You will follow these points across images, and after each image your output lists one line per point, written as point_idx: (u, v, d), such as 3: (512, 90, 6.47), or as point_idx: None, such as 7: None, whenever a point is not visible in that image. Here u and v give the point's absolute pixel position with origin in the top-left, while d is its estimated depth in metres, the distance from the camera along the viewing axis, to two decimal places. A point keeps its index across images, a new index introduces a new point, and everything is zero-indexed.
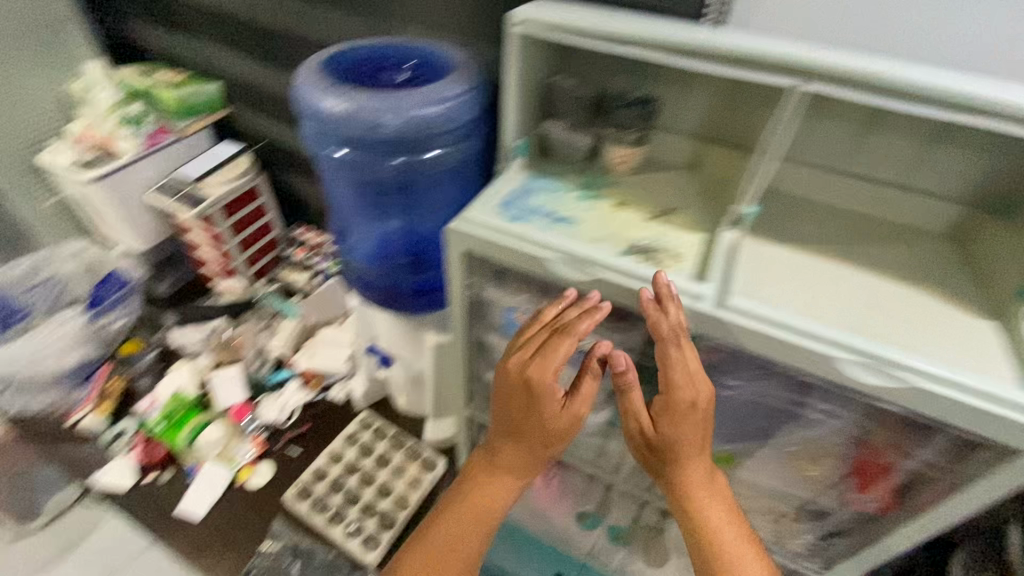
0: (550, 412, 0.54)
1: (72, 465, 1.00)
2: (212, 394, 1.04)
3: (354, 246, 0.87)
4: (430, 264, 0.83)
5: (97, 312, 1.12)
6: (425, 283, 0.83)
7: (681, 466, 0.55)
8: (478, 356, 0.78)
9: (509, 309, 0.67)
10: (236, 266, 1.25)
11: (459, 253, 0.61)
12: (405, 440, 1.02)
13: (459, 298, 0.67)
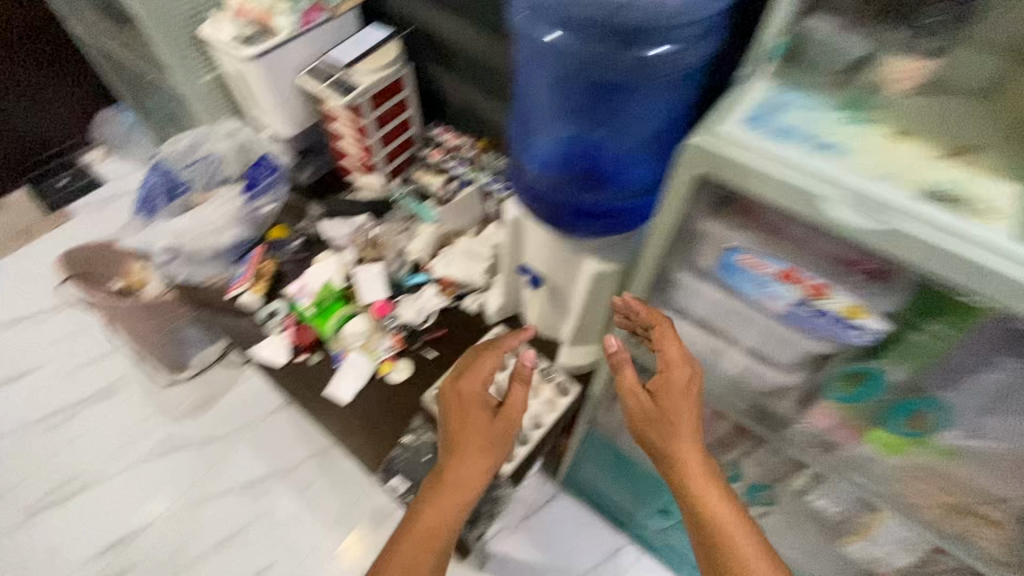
0: (484, 420, 0.73)
1: (234, 336, 1.07)
2: (356, 287, 1.08)
3: (533, 148, 0.80)
4: (611, 184, 0.76)
5: (252, 195, 1.15)
6: (596, 204, 0.76)
7: (675, 443, 0.66)
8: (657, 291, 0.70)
9: (736, 249, 0.55)
10: (375, 162, 1.22)
11: (690, 176, 0.52)
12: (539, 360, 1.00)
13: (670, 227, 0.58)
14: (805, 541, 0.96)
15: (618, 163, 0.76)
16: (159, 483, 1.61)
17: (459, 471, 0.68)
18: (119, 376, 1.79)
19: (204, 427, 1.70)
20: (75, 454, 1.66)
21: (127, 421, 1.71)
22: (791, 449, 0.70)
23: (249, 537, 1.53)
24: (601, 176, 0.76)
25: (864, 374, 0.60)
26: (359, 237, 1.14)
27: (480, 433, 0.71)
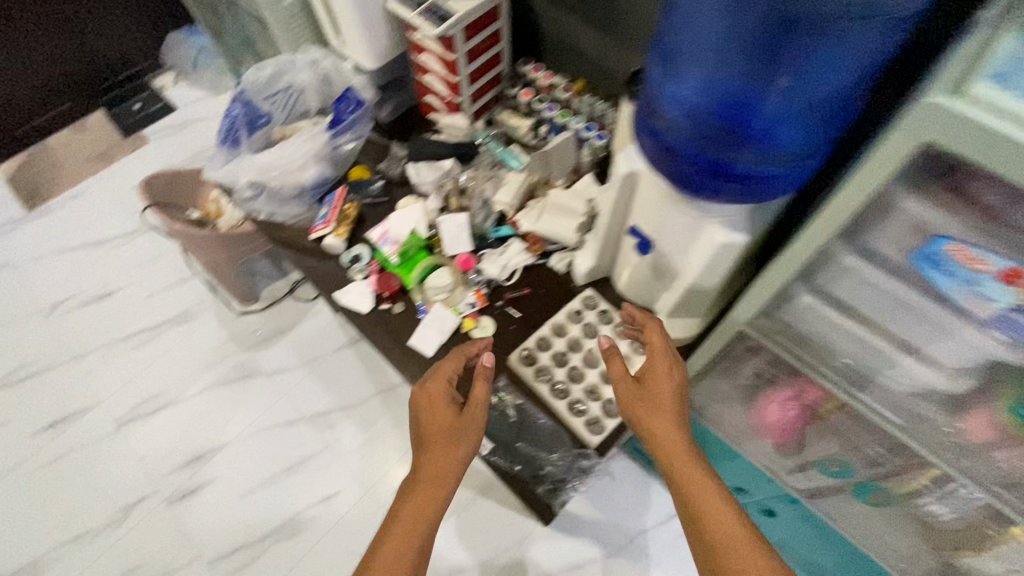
0: (450, 416, 0.79)
1: (317, 279, 1.06)
2: (441, 238, 1.04)
3: (677, 83, 0.68)
4: (758, 143, 0.65)
5: (336, 132, 1.09)
6: (733, 166, 0.66)
7: (657, 422, 0.75)
8: (803, 272, 0.62)
9: (946, 236, 0.48)
10: (460, 101, 1.14)
11: (911, 145, 0.43)
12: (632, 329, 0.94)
13: (858, 201, 0.50)
14: (903, 541, 0.91)
15: (773, 122, 0.64)
16: (234, 407, 1.70)
17: (432, 463, 0.75)
18: (195, 302, 1.86)
19: (275, 358, 1.76)
20: (158, 372, 1.76)
21: (204, 346, 1.79)
22: (927, 447, 0.67)
23: (317, 465, 1.60)
24: (748, 132, 0.65)
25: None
26: (445, 183, 1.08)
27: (448, 428, 0.77)
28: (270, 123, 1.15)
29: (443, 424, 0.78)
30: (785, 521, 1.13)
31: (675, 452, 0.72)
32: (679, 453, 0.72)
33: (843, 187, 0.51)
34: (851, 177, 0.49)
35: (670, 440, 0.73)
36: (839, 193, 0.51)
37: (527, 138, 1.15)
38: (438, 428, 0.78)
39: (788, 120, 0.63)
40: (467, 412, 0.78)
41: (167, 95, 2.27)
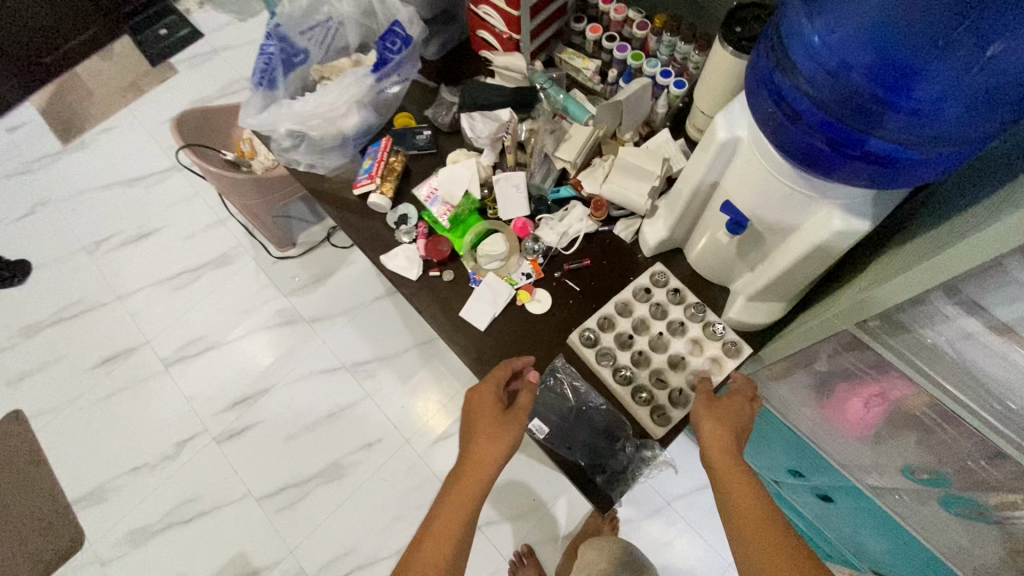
0: (492, 417, 0.74)
1: (360, 238, 0.99)
2: (496, 200, 0.95)
3: (825, 34, 0.59)
4: (909, 122, 0.56)
5: (380, 76, 0.97)
6: (864, 142, 0.58)
7: (711, 428, 0.71)
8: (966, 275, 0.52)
9: None
10: (520, 39, 1.00)
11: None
12: (706, 311, 0.85)
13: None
14: None
15: (930, 99, 0.55)
16: (276, 353, 1.71)
17: (471, 467, 0.70)
18: (234, 245, 1.84)
19: (313, 305, 1.74)
20: (201, 315, 1.77)
21: (244, 290, 1.79)
22: None
23: (357, 414, 1.62)
24: (893, 107, 0.57)
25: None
26: (502, 137, 0.96)
27: (490, 433, 0.72)
28: (307, 62, 1.06)
29: (485, 427, 0.72)
30: (841, 510, 1.08)
31: (725, 463, 0.68)
32: (730, 465, 0.68)
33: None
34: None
35: (724, 448, 0.69)
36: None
37: (593, 84, 1.05)
38: (479, 429, 0.73)
39: (949, 99, 0.54)
40: (509, 416, 0.73)
41: (193, 18, 2.13)
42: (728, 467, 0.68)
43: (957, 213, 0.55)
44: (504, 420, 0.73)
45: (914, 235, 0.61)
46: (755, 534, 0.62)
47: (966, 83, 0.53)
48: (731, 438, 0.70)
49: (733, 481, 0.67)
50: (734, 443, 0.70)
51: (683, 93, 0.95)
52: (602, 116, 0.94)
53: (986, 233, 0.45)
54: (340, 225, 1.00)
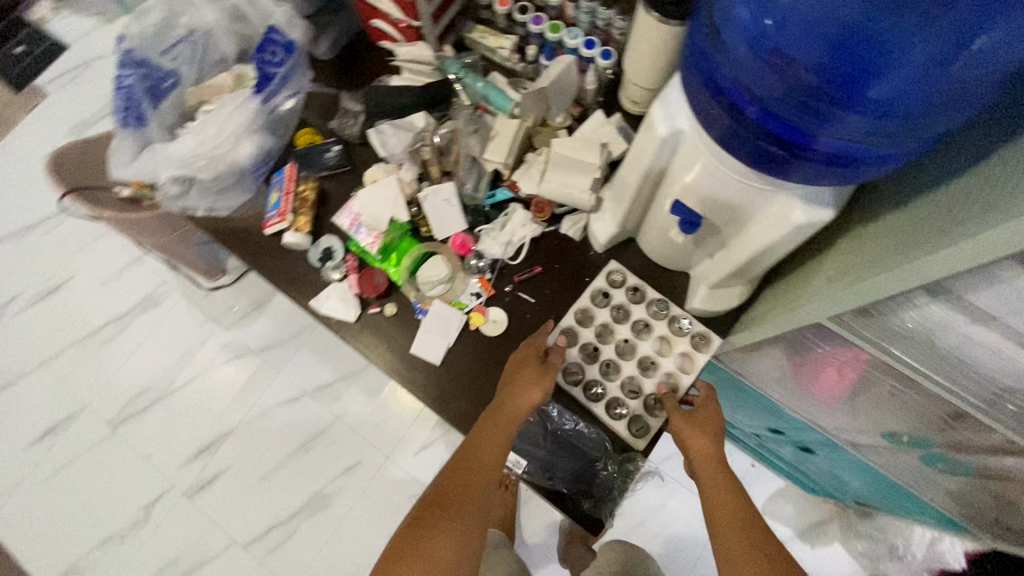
0: (528, 374, 0.73)
1: (283, 283, 0.87)
2: (428, 216, 0.86)
3: (761, 12, 0.50)
4: (868, 115, 0.48)
5: (268, 95, 0.85)
6: (818, 141, 0.50)
7: (690, 442, 0.67)
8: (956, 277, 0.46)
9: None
10: (420, 25, 0.87)
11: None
12: (668, 305, 0.80)
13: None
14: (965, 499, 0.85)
15: (892, 91, 0.46)
16: (230, 392, 1.59)
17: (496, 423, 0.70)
18: (158, 284, 1.67)
19: (259, 334, 1.62)
20: (139, 366, 1.62)
21: (181, 331, 1.64)
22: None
23: (329, 440, 1.54)
24: (849, 100, 0.48)
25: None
26: (421, 147, 0.87)
27: (524, 386, 0.72)
28: (179, 85, 0.89)
29: (521, 376, 0.73)
30: (821, 458, 1.09)
31: (710, 474, 0.65)
32: (715, 475, 0.65)
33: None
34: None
35: (709, 458, 0.66)
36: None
37: (513, 64, 0.92)
38: (515, 379, 0.73)
39: (912, 91, 0.45)
40: (543, 371, 0.73)
41: (50, 28, 1.84)
42: (712, 476, 0.65)
43: (922, 210, 0.49)
44: (540, 373, 0.73)
45: (882, 215, 0.56)
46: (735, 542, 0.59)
47: (934, 74, 0.44)
48: (717, 448, 0.67)
49: (717, 489, 0.64)
50: (718, 454, 0.66)
51: (612, 65, 0.86)
52: (528, 105, 0.84)
53: (978, 240, 0.39)
54: (257, 272, 0.88)
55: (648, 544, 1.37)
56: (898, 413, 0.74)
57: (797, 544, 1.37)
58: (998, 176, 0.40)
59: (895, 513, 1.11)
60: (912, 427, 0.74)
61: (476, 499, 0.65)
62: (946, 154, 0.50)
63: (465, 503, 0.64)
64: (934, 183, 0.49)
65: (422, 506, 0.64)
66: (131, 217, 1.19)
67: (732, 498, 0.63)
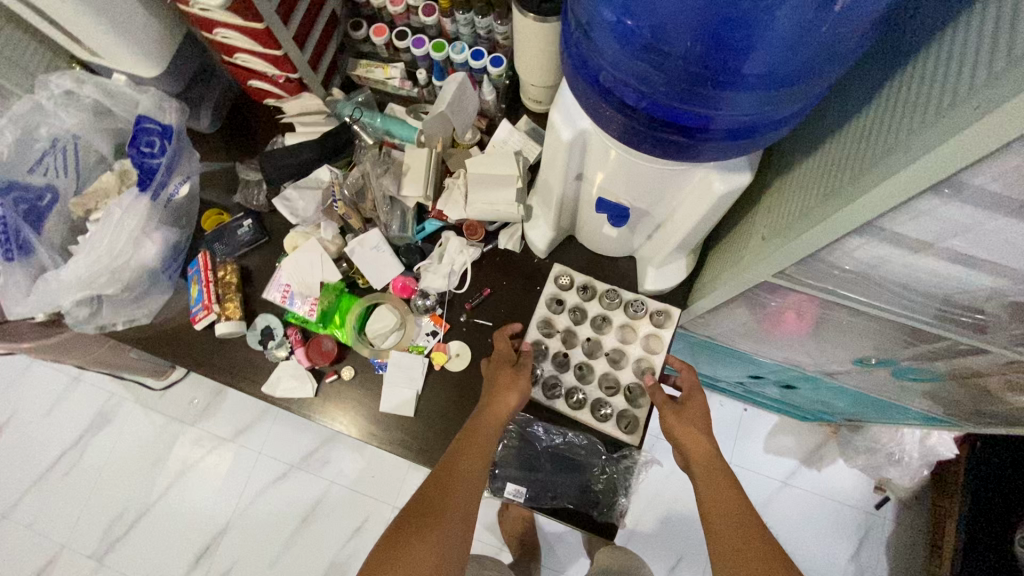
0: (505, 377, 0.72)
1: (228, 376, 0.82)
2: (362, 268, 0.82)
3: (625, 12, 0.48)
4: (755, 89, 0.47)
5: (157, 187, 0.79)
6: (712, 122, 0.48)
7: (680, 434, 0.68)
8: (888, 219, 0.45)
9: None
10: (300, 76, 0.82)
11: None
12: (620, 292, 0.80)
13: (999, 139, 0.32)
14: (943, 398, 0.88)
15: (769, 63, 0.47)
16: (215, 488, 1.48)
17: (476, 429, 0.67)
18: (106, 399, 1.55)
19: (228, 421, 1.52)
20: (106, 491, 1.49)
21: (143, 440, 1.52)
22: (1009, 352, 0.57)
23: (330, 508, 1.46)
24: (729, 80, 0.48)
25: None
26: (334, 202, 0.83)
27: (503, 389, 0.70)
28: (60, 198, 0.81)
29: (498, 383, 0.72)
30: (805, 390, 1.11)
31: (704, 463, 0.66)
32: (708, 463, 0.66)
33: (968, 120, 0.33)
34: (996, 105, 0.31)
35: (701, 448, 0.67)
36: (950, 114, 0.35)
37: (408, 91, 0.90)
38: (493, 386, 0.72)
39: (790, 61, 0.46)
40: (521, 373, 0.72)
41: None
42: (705, 466, 0.65)
43: (830, 159, 0.49)
44: (516, 376, 0.72)
45: (797, 165, 0.56)
46: (731, 541, 0.58)
47: (807, 42, 0.45)
48: (707, 438, 0.67)
49: (712, 477, 0.64)
50: (708, 444, 0.67)
51: (505, 70, 0.84)
52: (432, 131, 0.82)
53: (894, 181, 0.39)
54: (198, 372, 0.82)
55: (665, 521, 1.27)
56: (863, 340, 0.76)
57: (804, 472, 1.41)
58: (894, 118, 0.41)
59: (883, 422, 1.14)
60: (878, 349, 0.76)
61: (458, 507, 0.60)
62: (835, 108, 0.51)
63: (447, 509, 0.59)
64: (832, 134, 0.51)
65: (402, 515, 0.59)
66: (52, 342, 0.99)
67: (724, 485, 0.63)
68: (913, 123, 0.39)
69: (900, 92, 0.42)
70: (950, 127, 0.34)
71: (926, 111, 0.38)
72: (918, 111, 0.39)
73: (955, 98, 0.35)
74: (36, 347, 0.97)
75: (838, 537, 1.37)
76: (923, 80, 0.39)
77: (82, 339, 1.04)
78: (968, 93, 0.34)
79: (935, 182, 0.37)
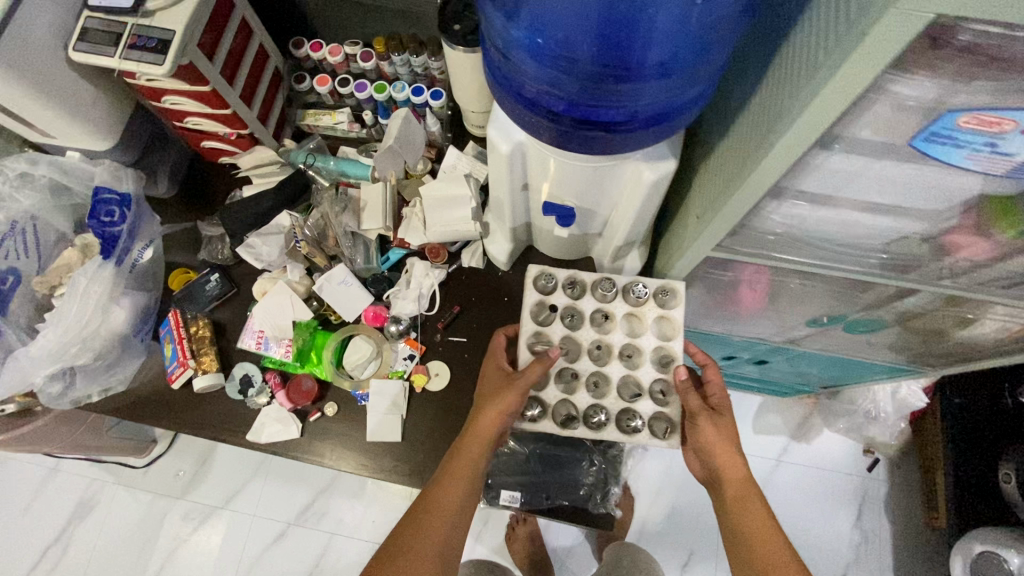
0: (498, 391, 0.68)
1: (212, 431, 0.82)
2: (333, 303, 0.84)
3: (534, 32, 0.55)
4: (653, 79, 0.53)
5: (121, 253, 0.81)
6: (634, 114, 0.52)
7: (713, 447, 0.67)
8: (788, 180, 0.50)
9: (958, 111, 0.38)
10: (250, 131, 0.86)
11: (920, 17, 0.30)
12: (619, 280, 0.75)
13: (856, 93, 0.36)
14: (898, 350, 0.92)
15: (665, 55, 0.53)
16: (211, 562, 1.43)
17: (463, 453, 0.66)
18: (86, 485, 1.50)
19: (218, 488, 1.48)
20: None
21: (130, 524, 1.47)
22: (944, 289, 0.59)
23: (332, 561, 1.42)
24: (641, 72, 0.54)
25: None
26: (296, 243, 0.85)
27: (494, 407, 0.67)
28: (22, 280, 0.81)
29: (489, 396, 0.68)
30: (777, 362, 1.16)
31: (737, 484, 0.67)
32: (742, 487, 0.66)
33: (820, 85, 0.38)
34: (839, 63, 0.35)
35: (736, 464, 0.67)
36: (811, 77, 0.39)
37: (356, 132, 0.95)
38: (483, 399, 0.69)
39: (682, 49, 0.53)
40: (515, 386, 0.67)
41: None
42: (738, 487, 0.66)
43: (737, 136, 0.55)
44: (506, 390, 0.67)
45: (715, 146, 0.62)
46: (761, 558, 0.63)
47: (693, 32, 0.53)
48: (743, 459, 0.67)
49: (744, 503, 0.66)
50: (741, 459, 0.67)
51: (445, 102, 0.90)
52: (384, 166, 0.87)
53: (779, 147, 0.43)
54: (181, 431, 0.82)
55: (666, 516, 1.29)
56: (812, 300, 0.81)
57: (794, 447, 1.45)
58: (775, 89, 0.47)
59: (856, 382, 1.19)
60: (824, 306, 0.81)
61: (439, 534, 0.63)
62: (736, 90, 0.58)
63: (427, 539, 0.62)
64: (737, 111, 0.57)
65: (392, 536, 0.64)
66: (27, 429, 0.97)
67: (753, 500, 0.66)
68: (788, 92, 0.43)
69: (776, 66, 0.48)
70: (812, 87, 0.39)
71: (796, 79, 0.42)
72: (792, 79, 0.43)
73: (814, 59, 0.40)
74: (9, 437, 0.95)
75: (838, 507, 1.40)
76: (789, 53, 0.45)
77: (57, 423, 1.02)
78: (818, 59, 0.39)
79: (815, 139, 0.41)
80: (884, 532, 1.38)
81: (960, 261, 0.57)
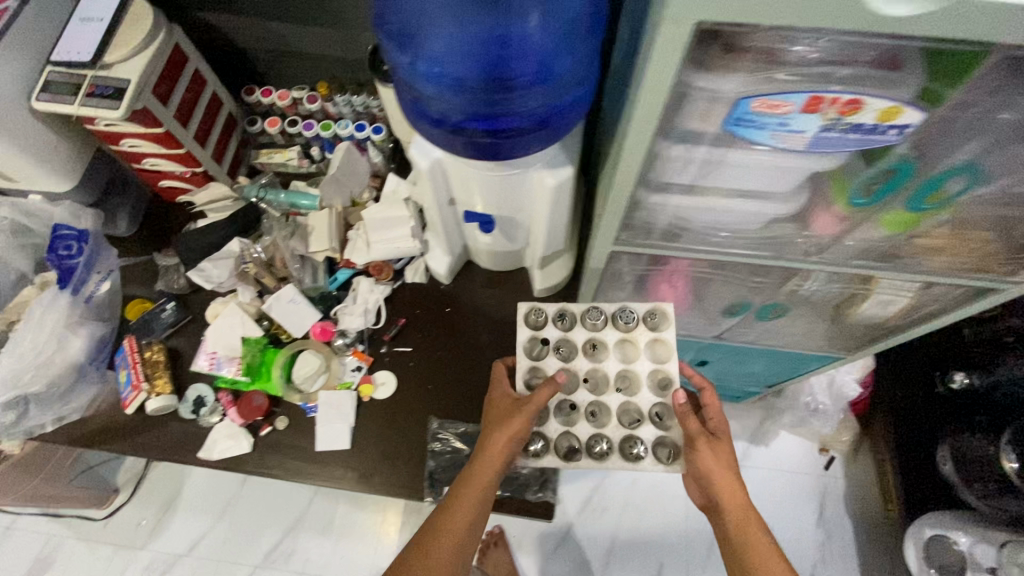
0: (505, 415, 0.69)
1: (164, 452, 0.85)
2: (282, 321, 0.89)
3: None
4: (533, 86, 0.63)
5: (77, 284, 0.85)
6: (519, 122, 0.62)
7: (712, 474, 0.67)
8: (649, 171, 0.59)
9: (747, 98, 0.45)
10: (205, 168, 0.94)
11: (689, 25, 0.39)
12: (606, 307, 0.77)
13: (666, 92, 0.45)
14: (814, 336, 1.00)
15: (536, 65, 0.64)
16: None
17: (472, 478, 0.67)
18: (44, 542, 1.45)
19: (180, 536, 1.44)
20: None
21: None
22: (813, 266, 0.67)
23: None
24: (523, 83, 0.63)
25: (891, 170, 0.56)
26: (246, 266, 0.91)
27: (502, 431, 0.67)
28: None
29: (496, 420, 0.69)
30: (717, 362, 1.23)
31: (739, 512, 0.66)
32: (743, 512, 0.66)
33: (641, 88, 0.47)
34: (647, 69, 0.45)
35: (734, 493, 0.66)
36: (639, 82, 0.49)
37: (307, 167, 1.03)
38: (491, 423, 0.69)
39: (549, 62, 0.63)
40: (523, 409, 0.68)
41: None
42: (740, 517, 0.66)
43: (615, 140, 0.65)
44: (515, 413, 0.68)
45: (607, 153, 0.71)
46: None
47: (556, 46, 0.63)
48: (743, 487, 0.67)
49: (746, 528, 0.65)
50: (740, 486, 0.67)
51: (386, 136, 0.99)
52: (330, 195, 0.96)
53: (628, 142, 0.52)
54: (135, 454, 0.85)
55: (631, 525, 1.31)
56: (721, 289, 0.89)
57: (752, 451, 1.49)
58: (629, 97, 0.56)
59: (794, 377, 1.26)
60: (732, 294, 0.90)
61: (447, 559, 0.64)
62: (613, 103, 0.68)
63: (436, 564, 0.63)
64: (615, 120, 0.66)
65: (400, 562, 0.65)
66: None
67: (755, 529, 0.65)
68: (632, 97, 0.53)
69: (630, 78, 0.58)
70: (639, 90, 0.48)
71: (636, 86, 0.52)
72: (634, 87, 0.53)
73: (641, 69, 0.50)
74: None
75: (800, 507, 1.43)
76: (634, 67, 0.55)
77: None
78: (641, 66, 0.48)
79: (652, 134, 0.50)
80: (845, 528, 1.41)
81: (819, 235, 0.66)
